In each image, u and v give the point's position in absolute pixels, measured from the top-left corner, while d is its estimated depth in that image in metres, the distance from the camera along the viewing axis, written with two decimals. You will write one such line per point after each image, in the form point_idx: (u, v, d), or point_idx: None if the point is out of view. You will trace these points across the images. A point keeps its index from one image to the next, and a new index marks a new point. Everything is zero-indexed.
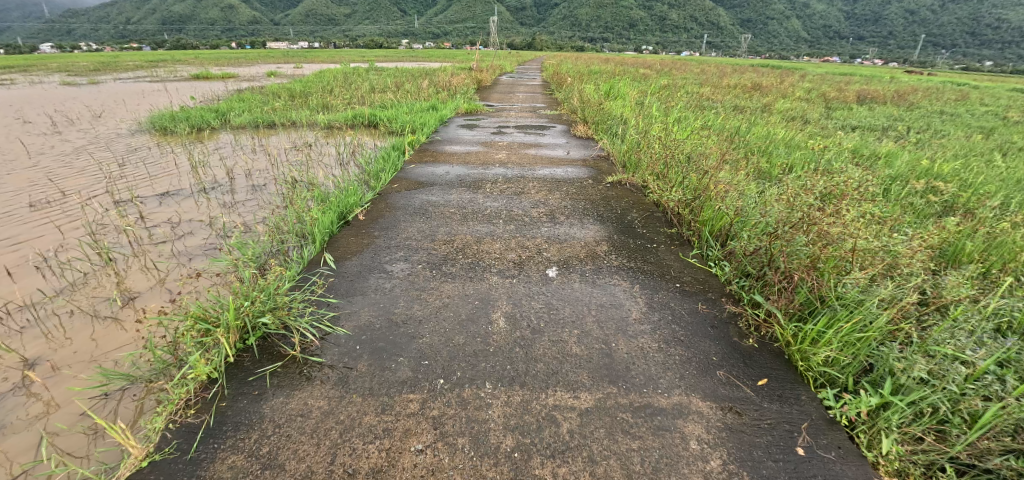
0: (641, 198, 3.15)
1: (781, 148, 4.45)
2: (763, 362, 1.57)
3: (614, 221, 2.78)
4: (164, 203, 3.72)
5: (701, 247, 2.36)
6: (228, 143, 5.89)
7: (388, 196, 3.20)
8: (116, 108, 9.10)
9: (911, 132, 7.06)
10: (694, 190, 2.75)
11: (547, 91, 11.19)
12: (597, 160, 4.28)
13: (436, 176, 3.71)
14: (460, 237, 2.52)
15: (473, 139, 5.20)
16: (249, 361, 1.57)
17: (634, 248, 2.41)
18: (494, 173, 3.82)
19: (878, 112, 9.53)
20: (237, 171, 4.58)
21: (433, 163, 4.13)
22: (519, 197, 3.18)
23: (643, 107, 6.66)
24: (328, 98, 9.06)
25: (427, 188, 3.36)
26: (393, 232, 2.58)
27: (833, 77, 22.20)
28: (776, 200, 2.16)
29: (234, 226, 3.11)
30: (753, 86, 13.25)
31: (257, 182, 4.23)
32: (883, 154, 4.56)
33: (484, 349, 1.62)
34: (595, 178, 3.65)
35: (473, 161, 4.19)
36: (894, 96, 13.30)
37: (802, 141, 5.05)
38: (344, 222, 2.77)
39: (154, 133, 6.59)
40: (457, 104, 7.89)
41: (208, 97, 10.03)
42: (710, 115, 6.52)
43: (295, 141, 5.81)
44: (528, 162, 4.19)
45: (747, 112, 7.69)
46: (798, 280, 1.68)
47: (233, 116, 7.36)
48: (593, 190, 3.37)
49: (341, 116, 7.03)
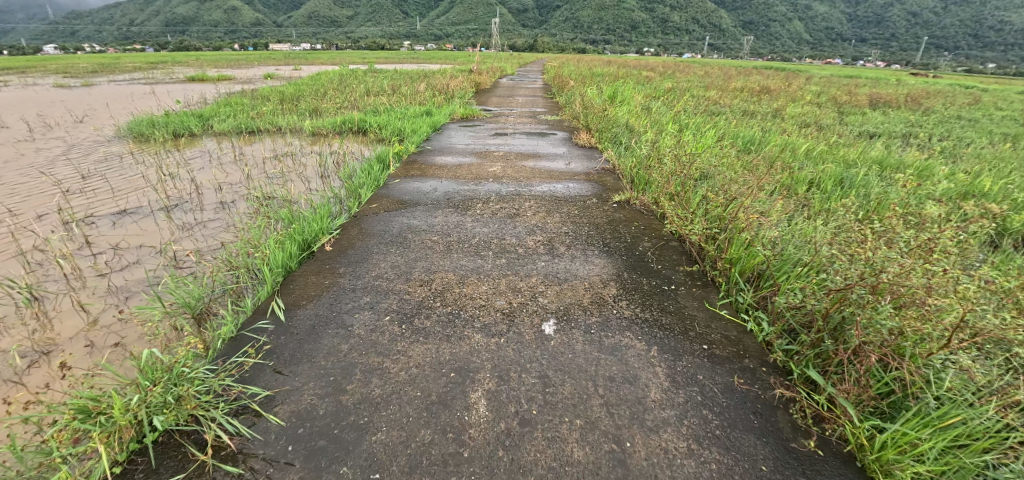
0: (654, 222, 2.76)
1: (804, 161, 4.05)
2: (830, 476, 1.17)
3: (623, 253, 2.38)
4: (117, 223, 3.33)
5: (730, 293, 1.96)
6: (207, 153, 5.49)
7: (363, 219, 2.79)
8: (98, 112, 8.71)
9: (934, 140, 6.64)
10: (717, 220, 2.37)
11: (547, 95, 10.78)
12: (602, 173, 3.87)
13: (421, 194, 3.32)
14: (440, 275, 2.12)
15: (467, 148, 4.80)
16: (141, 473, 1.17)
17: (648, 291, 2.01)
18: (487, 189, 3.41)
19: (894, 118, 9.12)
20: (208, 185, 4.18)
21: (420, 178, 3.73)
22: (513, 221, 2.78)
23: (650, 113, 6.26)
24: (319, 102, 8.64)
25: (409, 210, 2.96)
26: (362, 268, 2.19)
27: (839, 80, 21.77)
28: (825, 241, 1.79)
29: (186, 254, 2.72)
30: (761, 89, 12.84)
31: (226, 197, 3.82)
32: (915, 167, 4.16)
33: (456, 453, 1.22)
34: (601, 197, 3.25)
35: (466, 175, 3.78)
36: (906, 100, 12.91)
37: (824, 151, 4.64)
38: (309, 253, 2.39)
39: (130, 141, 6.20)
40: (454, 109, 7.48)
41: (196, 100, 9.66)
42: (722, 122, 6.12)
43: (277, 151, 5.41)
44: (524, 176, 3.79)
45: (759, 118, 7.27)
46: (873, 358, 1.28)
47: (216, 121, 6.97)
48: (598, 212, 2.96)
49: (330, 122, 6.64)
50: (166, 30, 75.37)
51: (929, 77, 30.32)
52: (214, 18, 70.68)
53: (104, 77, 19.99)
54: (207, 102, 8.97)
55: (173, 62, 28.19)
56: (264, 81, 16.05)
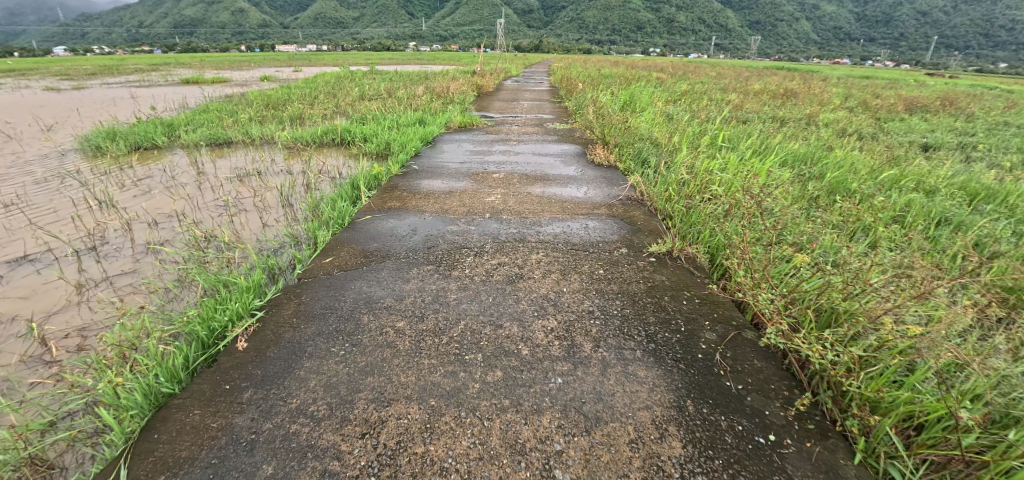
0: (712, 294, 1.98)
1: (879, 191, 3.24)
2: None
3: (680, 356, 1.59)
4: (4, 275, 2.59)
5: (879, 456, 1.19)
6: (160, 173, 4.71)
7: (308, 286, 2.01)
8: (67, 118, 8.00)
9: (997, 153, 5.79)
10: (827, 309, 1.57)
11: (554, 100, 9.96)
12: (627, 204, 3.07)
13: (395, 237, 2.54)
14: (400, 409, 1.34)
15: (460, 168, 4.00)
16: None
17: (736, 450, 1.23)
18: (482, 230, 2.62)
19: (936, 125, 8.23)
20: (145, 217, 3.44)
21: (398, 211, 2.92)
22: (515, 288, 2.00)
23: (673, 124, 5.47)
24: (305, 108, 7.89)
25: (375, 267, 2.18)
26: (279, 392, 1.41)
27: (859, 81, 20.82)
28: None
29: (61, 336, 1.97)
30: (784, 92, 12.01)
31: (159, 236, 3.05)
32: (1017, 196, 3.34)
33: None
34: (632, 245, 2.44)
35: (456, 209, 2.98)
36: (938, 103, 12.00)
37: (894, 173, 3.84)
38: (214, 355, 1.63)
39: (83, 154, 5.49)
40: (451, 117, 6.69)
41: (176, 105, 8.94)
42: (756, 135, 5.28)
43: (243, 171, 4.63)
44: (529, 208, 3.02)
45: (793, 127, 6.43)
46: None
47: (187, 131, 6.25)
48: (632, 271, 2.17)
49: (312, 131, 5.91)
50: (174, 30, 75.65)
51: (946, 77, 29.32)
52: (221, 19, 70.45)
53: (97, 79, 19.35)
54: (182, 109, 8.18)
55: (171, 64, 27.64)
56: (257, 84, 15.36)
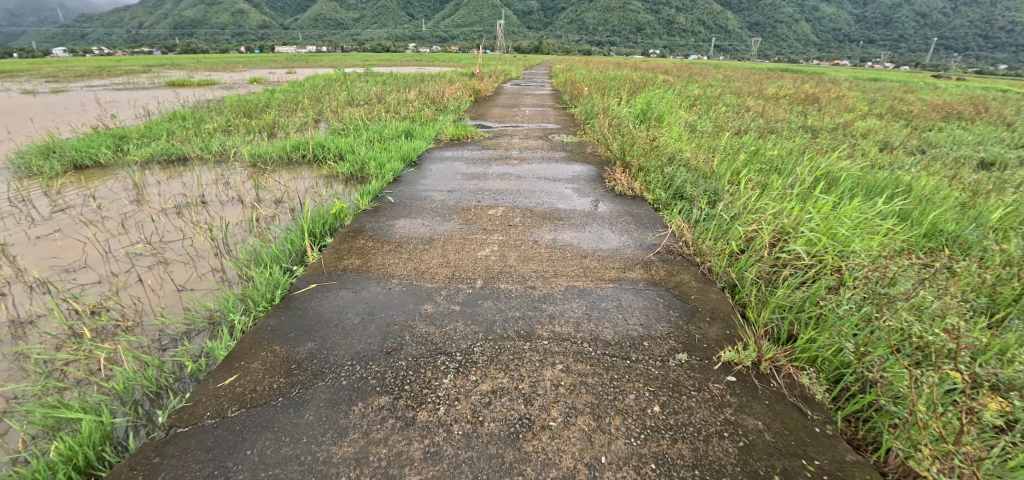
0: (849, 467, 1.18)
1: (1001, 241, 2.42)
2: None
3: None
4: None
5: None
6: (89, 200, 3.90)
7: (180, 451, 1.22)
8: (13, 129, 7.10)
9: None
10: None
11: (560, 105, 9.14)
12: (669, 262, 2.27)
13: (343, 329, 1.72)
14: None
15: (447, 202, 3.17)
16: None
17: None
18: (471, 315, 1.80)
19: (982, 135, 7.43)
20: (29, 270, 2.62)
21: (357, 277, 2.11)
22: (521, 455, 1.19)
23: (701, 139, 4.67)
24: (282, 116, 7.07)
25: (298, 402, 1.37)
26: None
27: (874, 83, 20.00)
28: None
29: None
30: (805, 96, 11.25)
31: (32, 305, 2.25)
32: None
33: None
34: (693, 346, 1.63)
35: (437, 271, 2.17)
36: (969, 108, 11.21)
37: (995, 209, 3.02)
38: None
39: (6, 175, 4.65)
40: (442, 128, 5.87)
41: (144, 112, 8.09)
42: (801, 152, 4.49)
43: (188, 197, 3.83)
44: (535, 270, 2.20)
45: (834, 140, 5.61)
46: None
47: (140, 145, 5.44)
48: (704, 408, 1.36)
49: (282, 144, 5.09)
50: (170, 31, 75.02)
51: (957, 79, 28.55)
52: (220, 20, 70.03)
53: (81, 81, 18.54)
54: (146, 117, 7.33)
55: (163, 66, 26.85)
56: (245, 87, 14.65)
